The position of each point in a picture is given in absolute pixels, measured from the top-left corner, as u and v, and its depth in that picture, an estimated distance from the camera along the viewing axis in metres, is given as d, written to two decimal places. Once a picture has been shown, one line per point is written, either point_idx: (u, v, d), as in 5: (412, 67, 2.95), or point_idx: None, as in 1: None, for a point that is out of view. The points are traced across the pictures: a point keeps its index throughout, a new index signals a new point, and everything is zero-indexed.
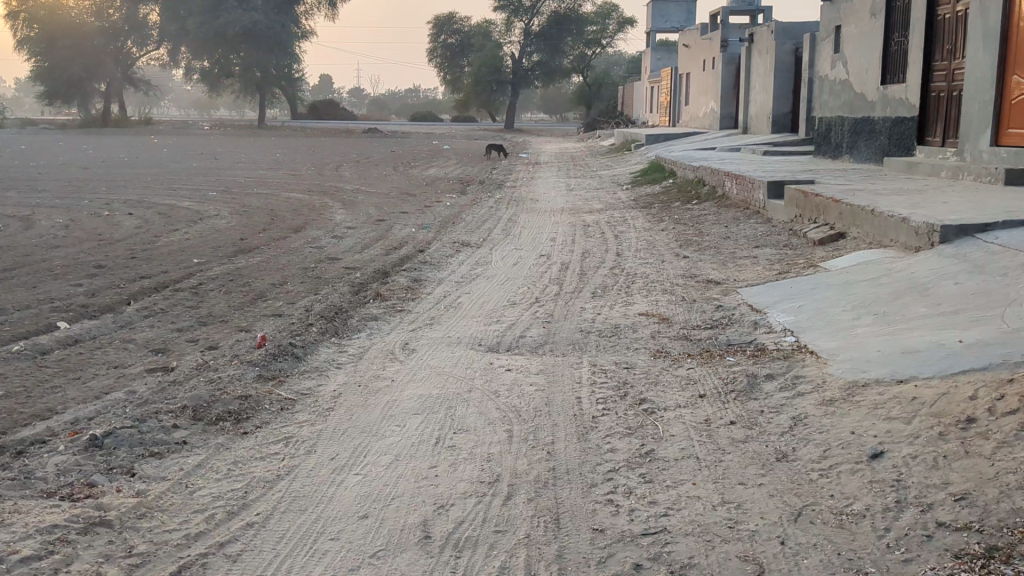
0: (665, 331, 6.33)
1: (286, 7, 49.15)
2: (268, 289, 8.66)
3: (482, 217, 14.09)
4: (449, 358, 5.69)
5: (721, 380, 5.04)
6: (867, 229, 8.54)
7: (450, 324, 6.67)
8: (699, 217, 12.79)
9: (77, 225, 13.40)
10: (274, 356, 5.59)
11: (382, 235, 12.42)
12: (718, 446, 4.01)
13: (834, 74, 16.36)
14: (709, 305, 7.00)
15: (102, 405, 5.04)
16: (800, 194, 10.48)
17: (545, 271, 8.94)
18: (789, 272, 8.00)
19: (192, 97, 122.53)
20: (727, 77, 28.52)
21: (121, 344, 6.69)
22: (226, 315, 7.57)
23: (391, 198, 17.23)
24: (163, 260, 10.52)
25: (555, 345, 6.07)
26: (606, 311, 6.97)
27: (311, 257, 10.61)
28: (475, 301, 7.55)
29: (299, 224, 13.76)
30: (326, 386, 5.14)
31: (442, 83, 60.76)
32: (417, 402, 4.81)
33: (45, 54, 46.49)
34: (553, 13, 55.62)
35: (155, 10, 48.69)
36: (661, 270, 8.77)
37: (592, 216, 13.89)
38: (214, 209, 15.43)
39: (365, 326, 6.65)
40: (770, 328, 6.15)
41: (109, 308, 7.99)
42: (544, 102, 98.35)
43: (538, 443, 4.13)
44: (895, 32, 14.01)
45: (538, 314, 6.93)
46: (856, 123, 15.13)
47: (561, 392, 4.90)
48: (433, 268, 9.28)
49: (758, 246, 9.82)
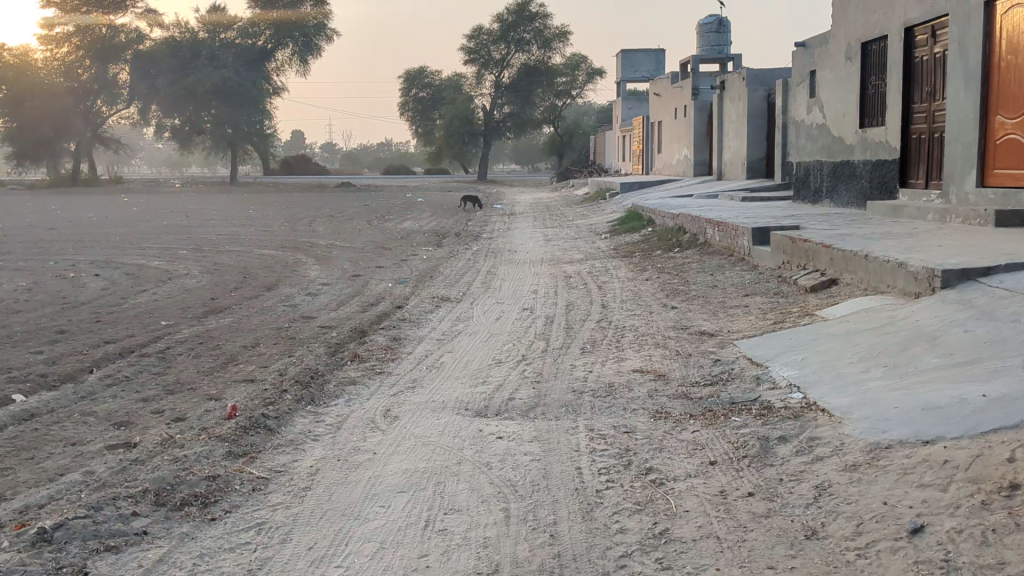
0: (663, 390, 5.96)
1: (257, 63, 49.16)
2: (239, 352, 8.24)
3: (459, 270, 13.76)
4: (434, 426, 5.27)
5: (731, 444, 4.66)
6: (862, 274, 8.26)
7: (434, 386, 6.26)
8: (683, 265, 12.52)
9: (40, 288, 12.91)
10: (245, 429, 5.16)
11: (358, 291, 12.03)
12: (739, 522, 3.64)
13: (811, 118, 16.25)
14: (705, 360, 6.66)
15: (56, 490, 4.59)
16: (788, 240, 10.22)
17: (529, 326, 8.58)
18: (784, 322, 7.69)
19: (163, 155, 122.32)
20: (700, 124, 28.56)
21: (80, 418, 6.22)
22: (194, 382, 7.13)
23: (366, 252, 16.87)
24: (128, 324, 10.06)
25: (546, 408, 5.66)
26: (597, 368, 6.61)
27: (285, 316, 10.22)
28: (458, 360, 7.15)
29: (272, 281, 13.35)
30: (302, 461, 4.71)
31: (415, 136, 60.69)
32: (402, 478, 4.39)
33: (12, 114, 46.04)
34: (522, 65, 56.08)
35: (125, 69, 48.43)
36: (651, 322, 8.44)
37: (573, 266, 13.57)
38: (185, 269, 15.02)
39: (343, 392, 6.23)
40: (774, 384, 5.80)
41: (69, 378, 7.52)
42: (515, 153, 98.94)
43: (539, 525, 3.73)
44: (871, 75, 13.93)
45: (526, 374, 6.53)
46: (835, 166, 14.99)
47: (559, 461, 4.50)
48: (412, 326, 8.87)
49: (748, 295, 9.54)
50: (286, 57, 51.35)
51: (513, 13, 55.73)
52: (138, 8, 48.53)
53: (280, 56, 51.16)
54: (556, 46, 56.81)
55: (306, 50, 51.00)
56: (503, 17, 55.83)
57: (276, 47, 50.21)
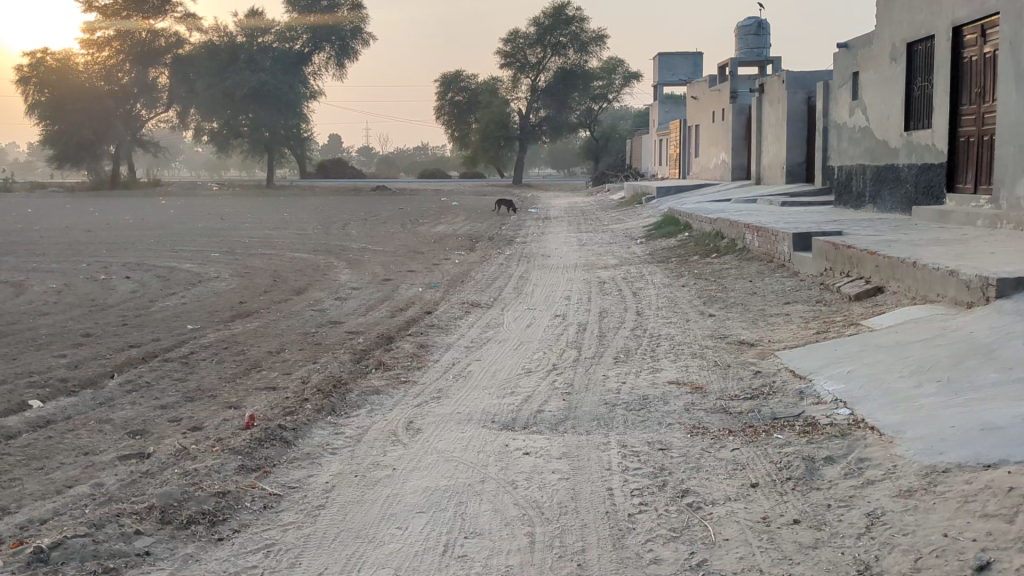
0: (700, 404, 5.65)
1: (294, 67, 49.32)
2: (263, 358, 8.04)
3: (491, 274, 13.51)
4: (458, 439, 5.01)
5: (774, 465, 4.35)
6: (909, 283, 7.89)
7: (460, 397, 5.99)
8: (721, 271, 12.17)
9: (69, 291, 12.85)
10: (260, 441, 4.92)
11: (388, 296, 11.82)
12: (784, 554, 3.35)
13: (853, 121, 15.82)
14: (745, 372, 6.34)
15: (61, 504, 4.39)
16: (830, 246, 9.85)
17: (561, 333, 8.30)
18: (828, 331, 7.34)
19: (202, 158, 123.53)
20: (739, 128, 28.10)
21: (96, 426, 6.03)
22: (215, 389, 6.93)
23: (398, 256, 16.68)
24: (155, 327, 9.93)
25: (576, 422, 5.38)
26: (631, 379, 6.30)
27: (312, 321, 10.02)
28: (486, 369, 6.88)
29: (301, 285, 13.19)
30: (318, 477, 4.46)
31: (450, 140, 60.63)
32: (422, 497, 4.13)
33: (53, 118, 46.58)
34: (558, 69, 55.84)
35: (165, 72, 48.80)
36: (687, 331, 8.12)
37: (607, 272, 13.27)
38: (215, 272, 14.93)
39: (364, 402, 5.98)
40: (819, 399, 5.48)
41: (90, 383, 7.37)
42: (551, 157, 98.76)
43: (565, 553, 3.45)
44: (917, 76, 13.48)
45: (556, 385, 6.25)
46: (879, 170, 14.55)
47: (589, 481, 4.22)
48: (440, 333, 8.63)
49: (788, 303, 9.19)
50: (322, 60, 51.47)
51: (550, 16, 55.46)
52: (178, 12, 48.89)
53: (317, 60, 51.36)
54: (593, 49, 56.52)
55: (343, 54, 51.13)
56: (539, 20, 55.56)
57: (312, 50, 50.33)
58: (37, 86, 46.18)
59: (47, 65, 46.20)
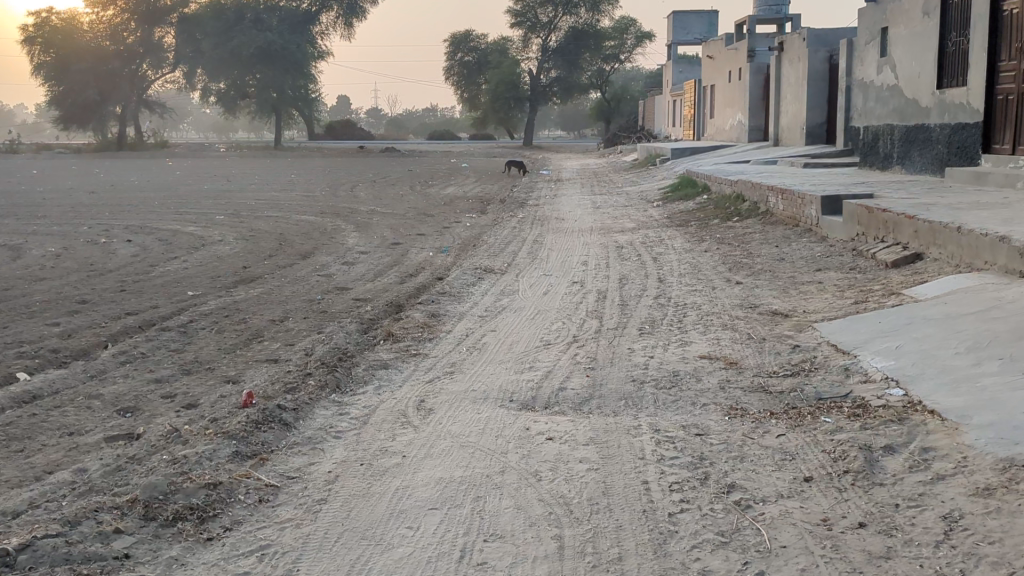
0: (735, 381, 5.22)
1: (302, 27, 48.43)
2: (266, 327, 7.62)
3: (504, 238, 13.01)
4: (473, 422, 4.57)
5: (828, 455, 3.90)
6: (952, 249, 7.41)
7: (475, 373, 5.55)
8: (743, 235, 11.68)
9: (68, 254, 12.44)
10: (257, 423, 4.48)
11: (397, 261, 11.36)
12: (851, 565, 2.92)
13: (881, 79, 15.21)
14: (782, 346, 5.88)
15: (38, 495, 3.97)
16: (863, 210, 9.34)
17: (581, 302, 7.84)
18: (867, 302, 6.87)
19: (210, 119, 122.50)
20: (756, 88, 27.41)
21: (85, 402, 5.62)
22: (213, 362, 6.51)
23: (407, 219, 16.19)
24: (154, 294, 9.50)
25: (602, 401, 4.93)
26: (659, 353, 5.85)
27: (318, 287, 9.59)
28: (502, 341, 6.44)
29: (308, 249, 12.75)
30: (320, 466, 4.03)
31: (460, 101, 59.76)
32: (435, 490, 3.70)
33: (59, 79, 45.98)
34: (570, 29, 54.80)
35: (170, 32, 48.06)
36: (715, 299, 7.65)
37: (625, 236, 12.78)
38: (220, 235, 14.50)
39: (372, 377, 5.55)
40: (868, 377, 5.02)
41: (83, 354, 6.96)
42: (562, 120, 97.69)
43: (600, 562, 3.03)
44: (951, 32, 12.86)
45: (578, 358, 5.81)
46: (908, 130, 13.97)
47: (620, 473, 3.78)
48: (452, 300, 8.19)
49: (820, 270, 8.72)
50: (331, 19, 50.50)
51: None
52: None
53: (325, 19, 50.33)
54: (605, 8, 55.46)
55: (351, 14, 50.15)
56: None
57: (319, 9, 49.38)
58: (43, 46, 45.40)
59: (52, 25, 45.58)
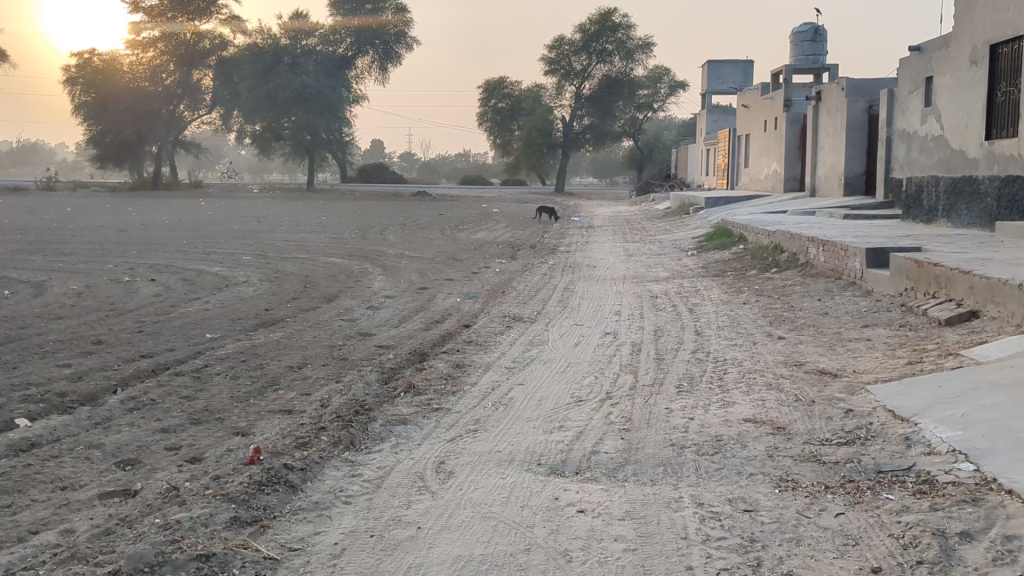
0: (784, 449, 4.78)
1: (337, 71, 48.78)
2: (282, 374, 7.27)
3: (534, 285, 12.65)
4: (496, 488, 4.17)
5: (896, 540, 3.45)
6: (1013, 307, 6.94)
7: (500, 431, 5.15)
8: (783, 288, 11.23)
9: (90, 292, 12.23)
10: (260, 485, 4.09)
11: (423, 306, 11.03)
12: None
13: (926, 129, 14.79)
14: (833, 410, 5.43)
15: (15, 559, 3.58)
16: (912, 263, 8.88)
17: (613, 354, 7.44)
18: (922, 362, 6.41)
19: (246, 160, 123.98)
20: (792, 136, 27.02)
21: (84, 452, 5.27)
22: (224, 411, 6.14)
23: (436, 263, 15.91)
24: (171, 336, 9.20)
25: (638, 468, 4.51)
26: (699, 415, 5.41)
27: (339, 332, 9.26)
28: (530, 396, 6.03)
29: (333, 292, 12.45)
30: (326, 536, 3.63)
31: (492, 147, 59.92)
32: (453, 571, 3.29)
33: (97, 118, 46.65)
34: (604, 77, 54.75)
35: (208, 74, 48.51)
36: (756, 356, 7.22)
37: (658, 285, 12.37)
38: (245, 276, 14.29)
39: (390, 434, 5.17)
40: (931, 449, 4.55)
41: (90, 399, 6.62)
42: (594, 167, 97.78)
43: None
44: (1000, 81, 12.45)
45: (612, 418, 5.39)
46: (954, 182, 13.52)
47: (662, 557, 3.35)
48: (479, 349, 7.82)
49: (867, 326, 8.27)
50: (366, 64, 50.82)
51: (595, 23, 54.32)
52: (223, 15, 48.44)
53: (360, 63, 50.73)
54: (639, 57, 55.46)
55: (387, 58, 50.45)
56: (585, 27, 54.38)
57: (355, 54, 49.78)
58: (84, 87, 46.45)
59: (94, 66, 46.32)
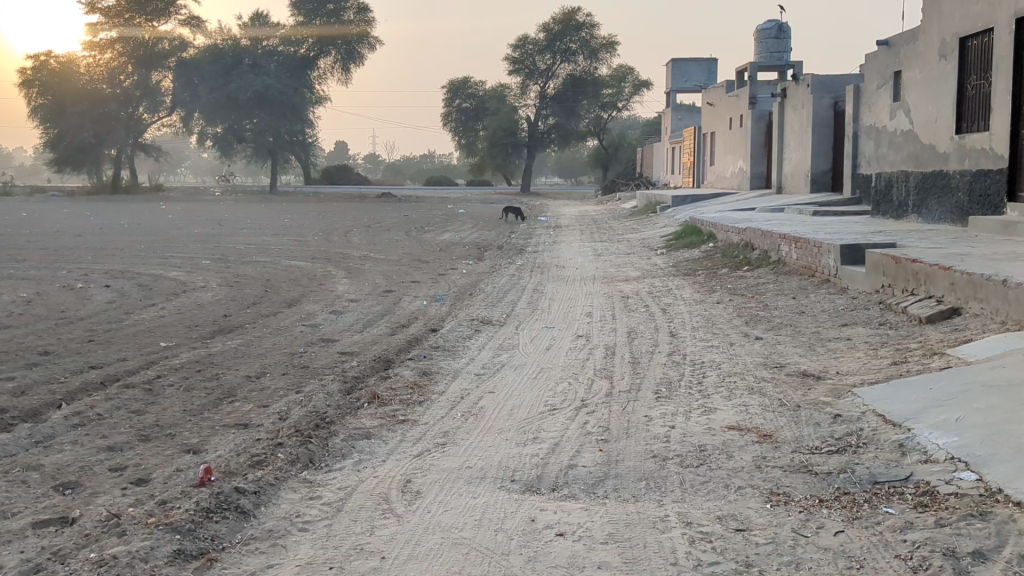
0: (772, 459, 4.51)
1: (299, 72, 48.17)
2: (240, 384, 6.89)
3: (502, 287, 12.33)
4: (467, 509, 3.85)
5: (903, 563, 3.19)
6: (997, 304, 6.72)
7: (470, 445, 4.82)
8: (756, 286, 11.00)
9: (40, 300, 11.76)
10: (208, 513, 3.74)
11: (388, 310, 10.67)
12: None
13: (894, 124, 14.66)
14: (822, 415, 5.17)
15: None
16: (889, 260, 8.65)
17: (587, 358, 7.14)
18: (906, 364, 6.17)
19: (208, 164, 122.53)
20: (757, 134, 26.91)
21: (20, 475, 4.87)
22: (175, 426, 5.76)
23: (401, 265, 15.54)
24: (124, 345, 8.77)
25: (619, 483, 4.20)
26: (681, 423, 5.12)
27: (301, 338, 8.89)
28: (502, 405, 5.71)
29: (294, 296, 12.05)
30: (280, 570, 3.29)
31: (456, 148, 59.56)
32: None
33: (54, 121, 45.71)
34: (568, 76, 54.50)
35: (168, 76, 47.62)
36: (734, 358, 6.96)
37: (629, 285, 12.10)
38: (204, 280, 13.84)
39: (352, 450, 4.83)
40: (929, 457, 4.29)
41: (32, 414, 6.21)
42: (559, 168, 97.69)
43: None
44: (970, 75, 12.32)
45: (589, 428, 5.09)
46: (924, 178, 13.40)
47: None
48: (446, 356, 7.48)
49: (845, 325, 8.04)
50: (328, 64, 50.19)
51: (559, 22, 54.08)
52: (182, 15, 47.60)
53: (322, 64, 50.11)
54: (602, 56, 55.27)
55: (350, 59, 49.87)
56: (549, 26, 54.15)
57: (317, 55, 49.13)
58: (40, 89, 45.42)
59: (50, 69, 45.34)
